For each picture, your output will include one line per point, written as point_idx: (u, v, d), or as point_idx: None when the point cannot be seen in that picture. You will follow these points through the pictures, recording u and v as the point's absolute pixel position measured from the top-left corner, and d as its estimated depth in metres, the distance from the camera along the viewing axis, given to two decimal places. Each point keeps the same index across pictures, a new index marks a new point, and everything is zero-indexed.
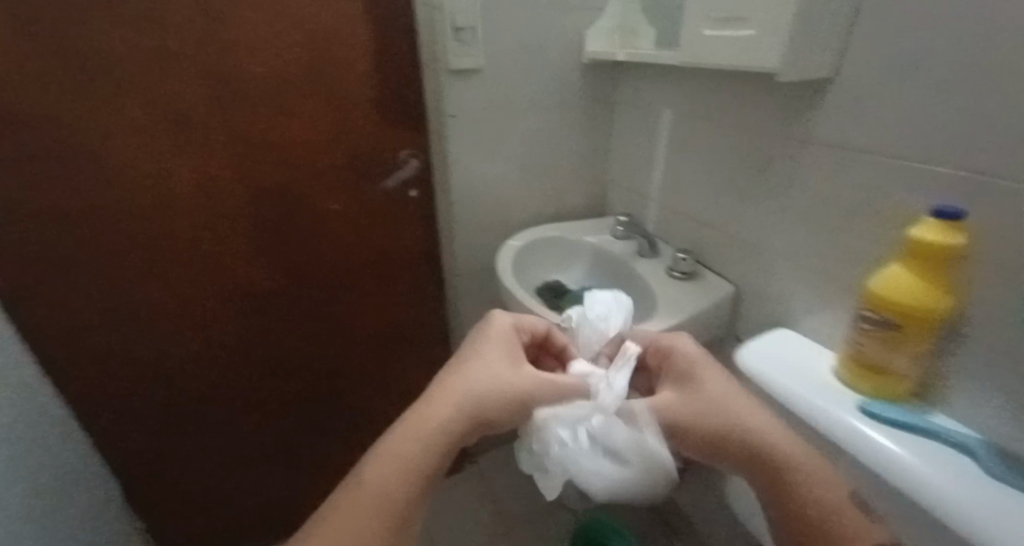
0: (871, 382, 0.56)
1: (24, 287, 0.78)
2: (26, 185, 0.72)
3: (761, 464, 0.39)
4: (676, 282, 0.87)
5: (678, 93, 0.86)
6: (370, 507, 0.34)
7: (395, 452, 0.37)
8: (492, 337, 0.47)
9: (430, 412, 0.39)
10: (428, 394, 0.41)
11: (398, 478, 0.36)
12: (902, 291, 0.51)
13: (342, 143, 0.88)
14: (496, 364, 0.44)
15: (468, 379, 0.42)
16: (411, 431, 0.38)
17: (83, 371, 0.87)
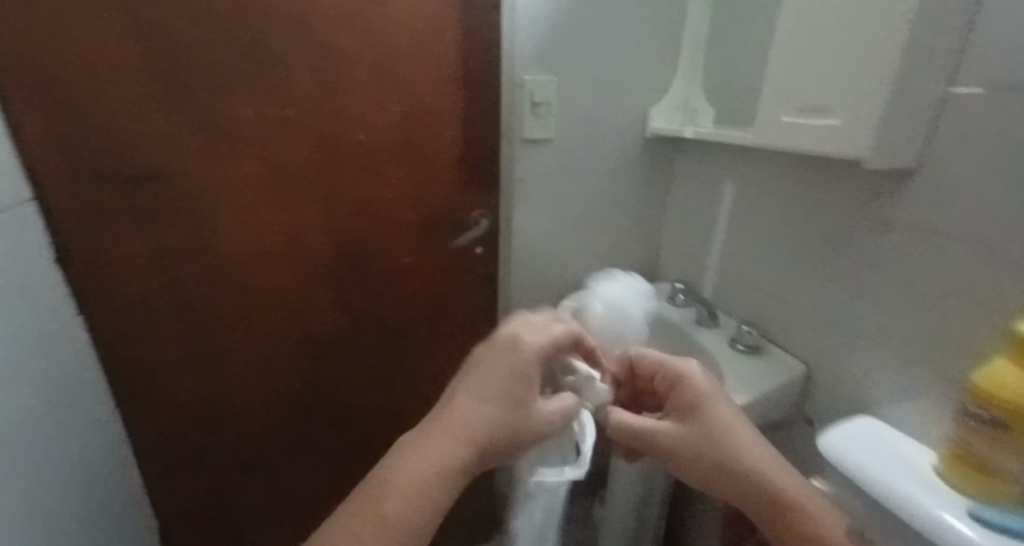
0: (980, 485, 0.53)
1: (116, 325, 0.80)
2: (132, 230, 0.76)
3: (753, 493, 0.43)
4: (740, 355, 0.88)
5: (745, 170, 0.92)
6: (394, 529, 0.29)
7: (412, 494, 0.31)
8: (521, 350, 0.39)
9: (452, 443, 0.34)
10: (447, 417, 0.35)
11: (422, 502, 0.31)
12: (1009, 388, 0.48)
13: (421, 202, 0.92)
14: (527, 379, 0.39)
15: (494, 402, 0.37)
16: (433, 464, 0.32)
17: (152, 411, 0.88)
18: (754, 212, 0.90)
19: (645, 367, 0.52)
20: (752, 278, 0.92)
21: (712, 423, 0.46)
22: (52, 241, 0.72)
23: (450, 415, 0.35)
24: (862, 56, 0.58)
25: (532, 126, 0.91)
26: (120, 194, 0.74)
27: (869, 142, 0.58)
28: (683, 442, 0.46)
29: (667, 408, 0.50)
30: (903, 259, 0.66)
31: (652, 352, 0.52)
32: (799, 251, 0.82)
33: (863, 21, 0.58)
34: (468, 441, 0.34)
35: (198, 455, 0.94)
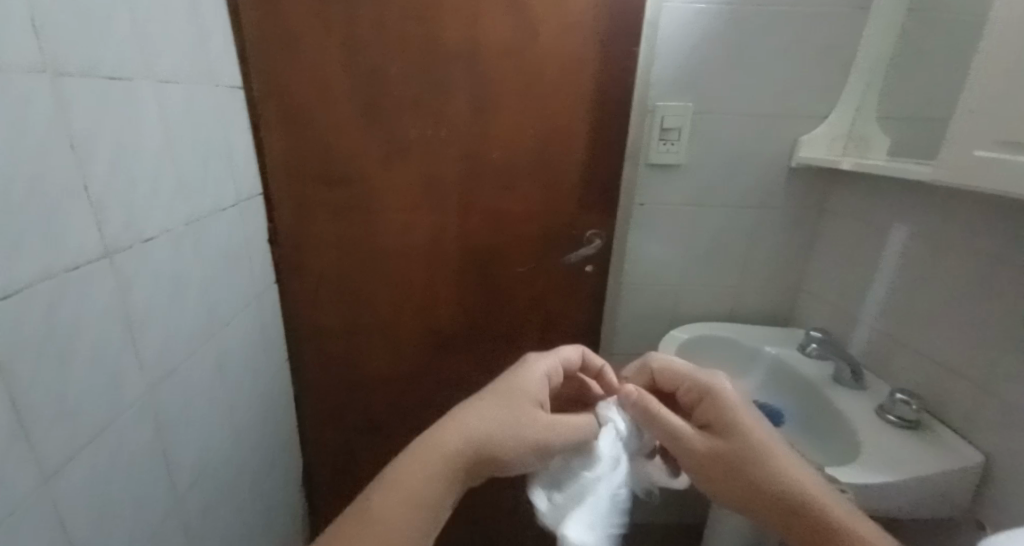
0: None
1: (298, 293, 1.03)
2: (320, 222, 0.97)
3: (800, 512, 0.42)
4: (893, 430, 0.74)
5: (922, 212, 0.77)
6: (391, 516, 0.38)
7: (409, 477, 0.40)
8: (532, 376, 0.50)
9: (445, 442, 0.43)
10: (442, 430, 0.44)
11: (409, 501, 0.39)
12: None
13: (545, 218, 0.99)
14: (514, 407, 0.47)
15: (485, 412, 0.46)
16: (434, 452, 0.42)
17: (314, 365, 1.09)
18: (929, 265, 0.76)
19: (670, 383, 0.54)
20: (918, 341, 0.78)
21: (752, 435, 0.46)
22: (270, 225, 0.96)
23: (443, 429, 0.44)
24: None
25: (661, 152, 0.93)
26: (316, 194, 0.95)
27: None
28: (713, 456, 0.46)
29: (698, 421, 0.50)
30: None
31: (683, 366, 0.54)
32: (988, 318, 0.67)
33: None
34: (463, 442, 0.43)
35: (338, 412, 1.14)
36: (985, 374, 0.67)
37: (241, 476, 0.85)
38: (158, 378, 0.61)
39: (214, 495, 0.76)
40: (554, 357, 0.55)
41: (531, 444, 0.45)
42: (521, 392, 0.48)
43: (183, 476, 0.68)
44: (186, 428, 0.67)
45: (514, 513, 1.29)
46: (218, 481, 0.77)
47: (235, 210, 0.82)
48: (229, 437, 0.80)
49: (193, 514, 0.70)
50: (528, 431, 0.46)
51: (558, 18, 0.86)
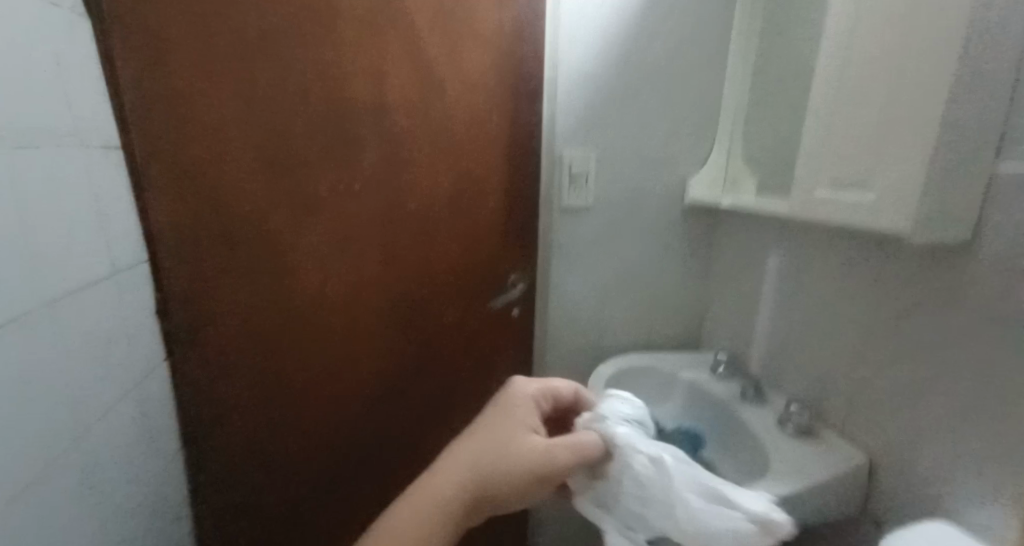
0: None
1: (184, 374, 0.89)
2: (221, 287, 0.88)
3: None
4: (789, 438, 0.82)
5: (790, 241, 0.91)
6: None
7: (403, 518, 0.39)
8: (523, 405, 0.49)
9: (437, 478, 0.41)
10: (434, 466, 0.42)
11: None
12: None
13: (465, 265, 1.00)
14: (506, 435, 0.44)
15: (478, 443, 0.44)
16: (425, 489, 0.40)
17: (210, 455, 0.94)
18: (801, 284, 0.89)
19: None
20: (801, 351, 0.89)
21: None
22: (156, 295, 0.84)
23: (435, 465, 0.42)
24: (906, 135, 0.60)
25: (572, 196, 1.00)
26: (216, 258, 0.86)
27: (913, 219, 0.59)
28: None
29: None
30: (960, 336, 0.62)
31: None
32: (851, 326, 0.79)
33: (911, 105, 0.60)
34: (457, 477, 0.41)
35: (244, 507, 0.98)
36: (859, 375, 0.78)
37: None
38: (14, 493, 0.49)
39: None
40: (543, 387, 0.53)
41: (529, 470, 0.42)
42: (513, 419, 0.46)
43: None
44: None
45: None
46: None
47: (111, 282, 0.72)
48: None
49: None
50: (523, 459, 0.42)
51: (464, 79, 0.92)
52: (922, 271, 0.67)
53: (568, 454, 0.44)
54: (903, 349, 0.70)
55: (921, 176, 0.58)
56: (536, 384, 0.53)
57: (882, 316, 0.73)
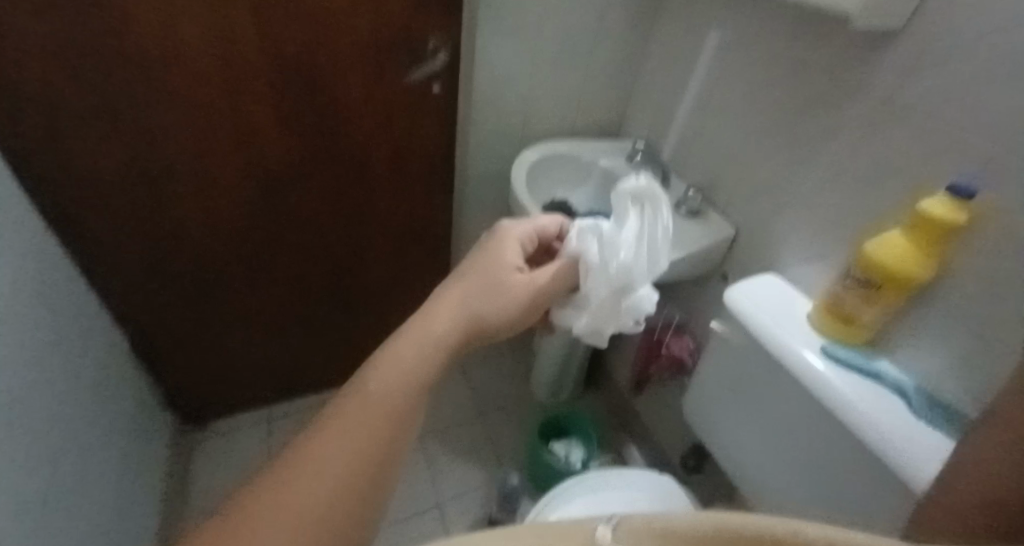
0: (838, 330, 0.68)
1: (30, 136, 0.74)
2: (34, 14, 0.66)
3: None
4: (682, 217, 0.93)
5: (734, 16, 0.84)
6: (368, 415, 0.30)
7: (349, 426, 0.29)
8: (509, 242, 0.46)
9: (398, 371, 0.33)
10: (389, 349, 0.34)
11: (397, 382, 0.32)
12: (896, 253, 0.59)
13: (370, 17, 0.82)
14: (498, 269, 0.42)
15: (455, 301, 0.39)
16: (380, 380, 0.32)
17: (93, 228, 0.86)
18: (728, 74, 0.87)
19: None
20: (709, 147, 0.93)
21: None
22: None
23: (391, 347, 0.35)
24: None
25: None
26: None
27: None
28: None
29: None
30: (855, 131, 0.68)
31: None
32: (760, 118, 0.82)
33: None
34: (424, 355, 0.34)
35: (152, 275, 0.96)
36: (750, 167, 0.86)
37: (34, 366, 0.70)
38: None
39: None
40: (530, 224, 0.50)
41: (516, 302, 0.41)
42: (486, 265, 0.43)
43: None
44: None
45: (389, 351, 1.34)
46: (5, 381, 0.62)
47: None
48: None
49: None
50: (511, 279, 0.42)
51: None
52: (845, 68, 0.68)
53: (538, 287, 0.44)
54: (804, 155, 0.76)
55: None
56: (516, 222, 0.49)
57: (795, 123, 0.76)
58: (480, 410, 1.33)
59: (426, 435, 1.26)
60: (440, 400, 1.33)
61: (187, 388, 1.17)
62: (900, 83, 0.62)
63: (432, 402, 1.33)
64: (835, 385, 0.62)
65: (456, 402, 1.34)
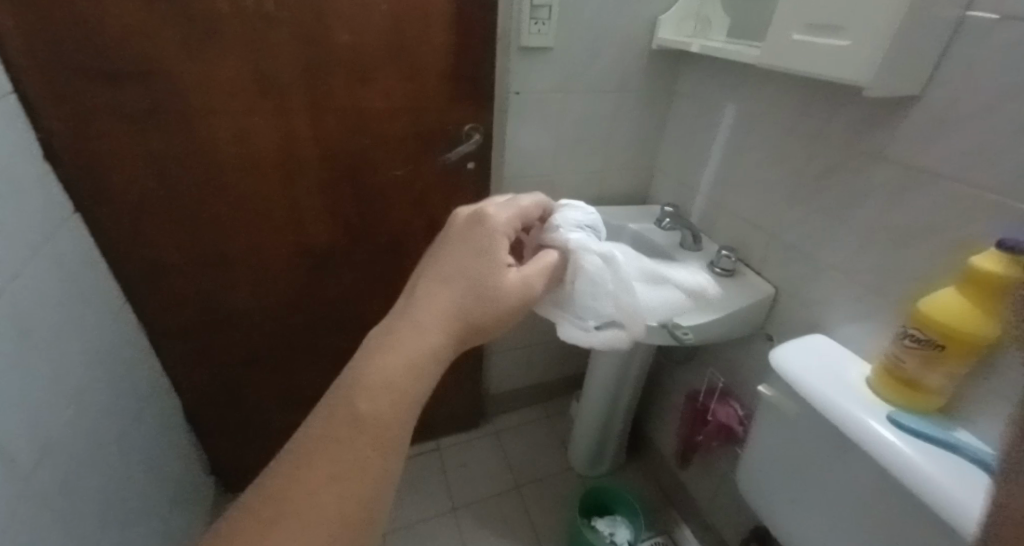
0: (903, 394, 0.62)
1: (113, 229, 0.83)
2: (114, 129, 0.75)
3: None
4: (715, 277, 0.93)
5: (750, 89, 0.88)
6: (363, 444, 0.30)
7: (342, 448, 0.30)
8: (500, 237, 0.42)
9: (383, 385, 0.32)
10: (371, 360, 0.33)
11: (389, 406, 0.32)
12: (950, 310, 0.56)
13: (410, 112, 0.90)
14: (489, 270, 0.40)
15: (442, 305, 0.37)
16: (365, 399, 0.31)
17: (162, 307, 0.94)
18: (749, 141, 0.90)
19: None
20: (737, 208, 0.95)
21: None
22: (37, 137, 0.72)
23: (372, 358, 0.33)
24: None
25: (531, 34, 0.89)
26: (103, 94, 0.72)
27: (874, 69, 0.59)
28: None
29: None
30: (882, 192, 0.69)
31: None
32: (787, 183, 0.84)
33: None
34: (410, 365, 0.34)
35: (204, 349, 1.02)
36: (781, 228, 0.86)
37: (102, 435, 0.74)
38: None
39: (66, 483, 0.64)
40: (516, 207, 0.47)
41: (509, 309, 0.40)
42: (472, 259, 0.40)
43: (19, 468, 0.56)
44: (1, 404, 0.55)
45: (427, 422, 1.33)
46: (73, 450, 0.67)
47: None
48: (68, 414, 0.67)
49: (50, 486, 0.61)
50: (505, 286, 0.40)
51: None
52: (867, 131, 0.70)
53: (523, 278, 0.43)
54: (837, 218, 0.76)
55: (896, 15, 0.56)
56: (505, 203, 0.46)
57: (822, 186, 0.77)
58: (517, 483, 1.28)
59: (462, 507, 1.22)
60: (477, 472, 1.30)
61: (234, 458, 1.20)
62: (922, 147, 0.63)
63: (469, 474, 1.30)
64: (911, 458, 0.55)
65: (492, 472, 1.30)
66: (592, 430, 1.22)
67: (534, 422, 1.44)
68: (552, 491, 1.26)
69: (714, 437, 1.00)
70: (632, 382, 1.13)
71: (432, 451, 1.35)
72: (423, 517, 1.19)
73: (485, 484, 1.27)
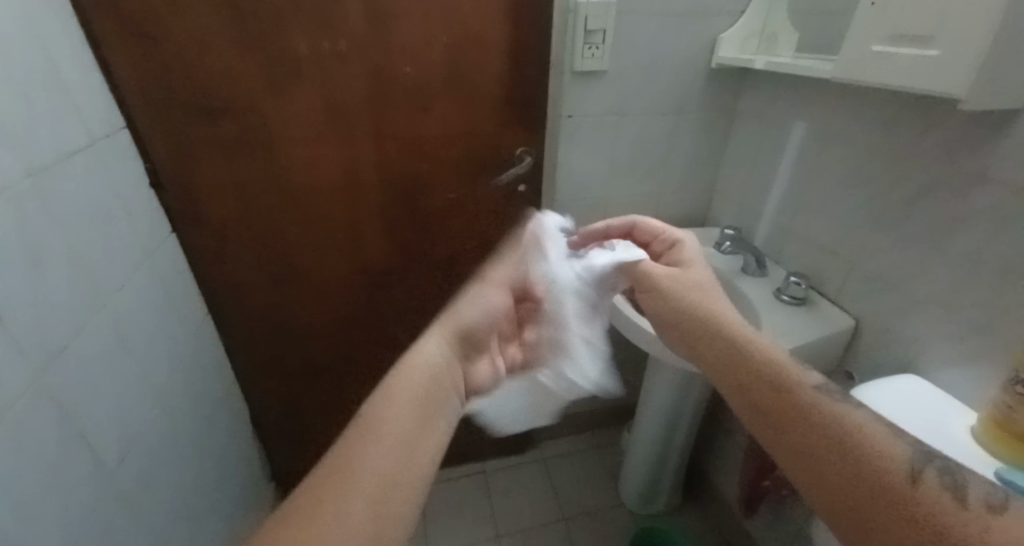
0: (1014, 450, 0.54)
1: (201, 249, 0.91)
2: (206, 160, 0.84)
3: None
4: (784, 306, 0.87)
5: (822, 107, 0.83)
6: (373, 491, 0.32)
7: (369, 473, 0.33)
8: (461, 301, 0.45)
9: (386, 443, 0.34)
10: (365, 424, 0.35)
11: (394, 454, 0.34)
12: None
13: (466, 139, 0.93)
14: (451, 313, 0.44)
15: (419, 364, 0.40)
16: (382, 439, 0.34)
17: (238, 320, 1.02)
18: (820, 160, 0.84)
19: None
20: (808, 232, 0.89)
21: None
22: (145, 166, 0.81)
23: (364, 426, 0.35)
24: None
25: (584, 58, 0.89)
26: (199, 130, 0.81)
27: (969, 81, 0.52)
28: None
29: None
30: (987, 214, 0.61)
31: None
32: (869, 204, 0.76)
33: None
34: (403, 430, 0.36)
35: (273, 360, 1.09)
36: (862, 253, 0.79)
37: (179, 437, 0.81)
38: (49, 355, 0.54)
39: (146, 476, 0.71)
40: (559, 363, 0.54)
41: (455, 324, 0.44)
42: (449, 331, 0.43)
43: (106, 461, 0.62)
44: (97, 401, 0.61)
45: (476, 442, 1.33)
46: (154, 446, 0.73)
47: (89, 153, 0.67)
48: (153, 413, 0.74)
49: (132, 479, 0.67)
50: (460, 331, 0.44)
51: None
52: (963, 147, 0.62)
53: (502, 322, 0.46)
54: (929, 241, 0.68)
55: (989, 21, 0.50)
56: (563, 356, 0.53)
57: (906, 208, 0.71)
58: (565, 514, 1.23)
59: (508, 535, 1.19)
60: (524, 497, 1.28)
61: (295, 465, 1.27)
62: None
63: (516, 500, 1.27)
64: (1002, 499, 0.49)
65: (540, 499, 1.27)
66: (644, 463, 1.16)
67: (585, 452, 1.39)
68: (602, 527, 1.21)
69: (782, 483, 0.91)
70: (691, 415, 1.07)
71: (480, 473, 1.34)
72: (469, 541, 1.18)
73: (534, 511, 1.24)
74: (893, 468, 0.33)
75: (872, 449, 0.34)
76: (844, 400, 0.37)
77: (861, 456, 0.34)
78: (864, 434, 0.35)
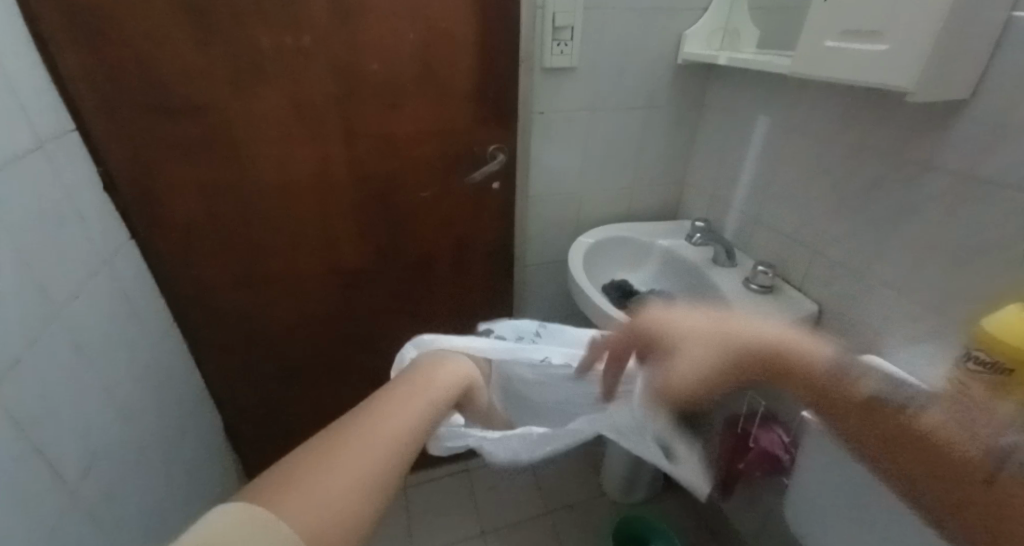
0: None
1: (163, 255, 0.88)
2: (165, 162, 0.81)
3: None
4: (753, 294, 0.90)
5: (782, 100, 0.86)
6: (369, 464, 0.29)
7: (371, 449, 0.30)
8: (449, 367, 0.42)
9: (385, 420, 0.32)
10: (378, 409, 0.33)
11: (393, 441, 0.31)
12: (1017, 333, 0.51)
13: (437, 136, 0.92)
14: (451, 376, 0.41)
15: (424, 380, 0.39)
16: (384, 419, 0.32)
17: (205, 327, 0.98)
18: (783, 151, 0.87)
19: None
20: (773, 223, 0.92)
21: None
22: (99, 168, 0.78)
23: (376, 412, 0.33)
24: None
25: (554, 54, 0.90)
26: (157, 130, 0.78)
27: (914, 74, 0.55)
28: None
29: None
30: (937, 199, 0.64)
31: None
32: (829, 194, 0.80)
33: None
34: (400, 420, 0.33)
35: (243, 367, 1.06)
36: (824, 240, 0.82)
37: (146, 452, 0.78)
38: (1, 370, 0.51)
39: (111, 495, 0.67)
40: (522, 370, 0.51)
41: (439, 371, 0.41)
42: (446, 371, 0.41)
43: (67, 481, 0.59)
44: (55, 418, 0.58)
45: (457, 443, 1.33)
46: (118, 464, 0.70)
47: (39, 155, 0.63)
48: (117, 428, 0.70)
49: (96, 498, 0.64)
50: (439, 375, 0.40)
51: None
52: (912, 136, 0.66)
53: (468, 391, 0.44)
54: (882, 226, 0.72)
55: (929, 18, 0.54)
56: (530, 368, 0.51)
57: (863, 196, 0.74)
58: (547, 507, 1.24)
59: (491, 532, 1.19)
60: (506, 493, 1.28)
61: None
62: (975, 151, 0.59)
63: (497, 496, 1.28)
64: None
65: (523, 494, 1.28)
66: (623, 454, 1.18)
67: None
68: (584, 520, 1.22)
69: (756, 465, 0.96)
70: None
71: (462, 472, 1.34)
72: (453, 540, 1.18)
73: (516, 508, 1.25)
74: (979, 461, 0.36)
75: (947, 438, 0.38)
76: (904, 399, 0.41)
77: (950, 458, 0.38)
78: (944, 430, 0.39)
